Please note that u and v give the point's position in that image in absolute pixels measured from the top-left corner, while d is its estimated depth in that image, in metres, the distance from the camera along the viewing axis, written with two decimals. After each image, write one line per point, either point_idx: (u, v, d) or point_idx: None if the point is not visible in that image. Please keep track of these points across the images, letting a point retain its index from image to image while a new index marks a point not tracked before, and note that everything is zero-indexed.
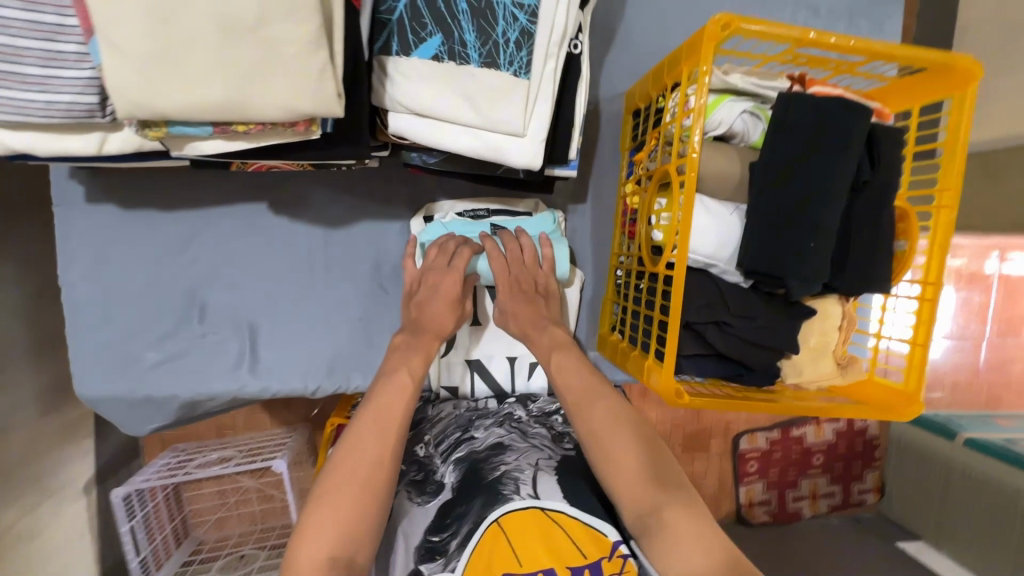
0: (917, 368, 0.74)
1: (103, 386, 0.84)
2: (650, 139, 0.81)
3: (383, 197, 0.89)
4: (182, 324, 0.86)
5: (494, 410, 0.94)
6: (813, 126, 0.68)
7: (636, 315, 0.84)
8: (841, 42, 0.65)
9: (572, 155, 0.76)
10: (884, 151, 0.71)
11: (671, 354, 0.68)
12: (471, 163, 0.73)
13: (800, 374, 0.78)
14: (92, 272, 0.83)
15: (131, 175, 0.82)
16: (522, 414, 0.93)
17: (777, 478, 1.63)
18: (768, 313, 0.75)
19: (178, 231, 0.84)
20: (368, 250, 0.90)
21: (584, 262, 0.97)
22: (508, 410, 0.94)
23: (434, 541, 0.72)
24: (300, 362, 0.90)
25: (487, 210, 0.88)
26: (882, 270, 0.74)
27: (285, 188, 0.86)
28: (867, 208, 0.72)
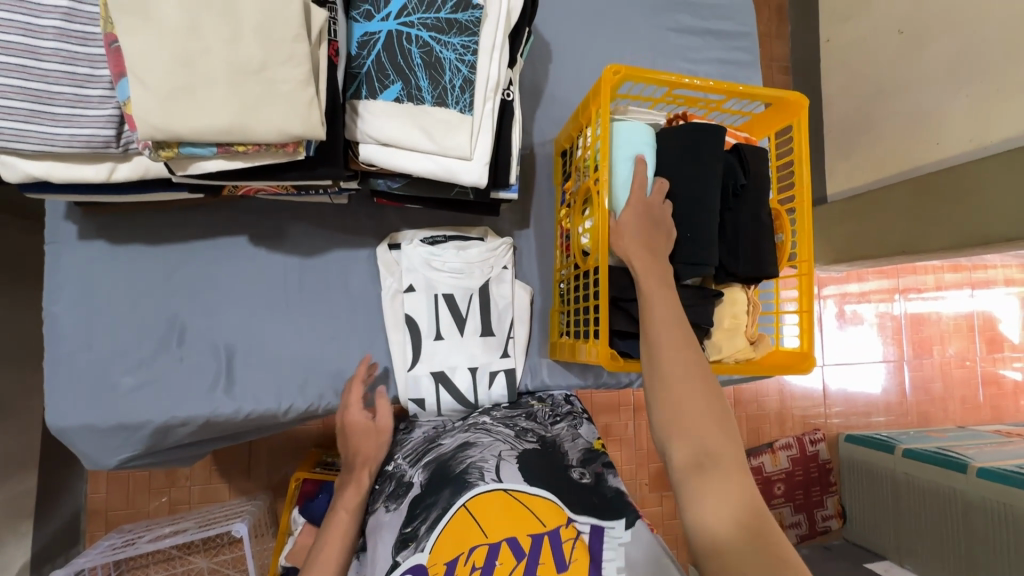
0: (809, 332, 0.89)
1: (75, 413, 0.86)
2: (574, 168, 0.99)
3: (352, 228, 1.02)
4: (160, 349, 0.91)
5: (461, 422, 0.97)
6: (682, 152, 0.88)
7: (578, 313, 0.97)
8: (705, 84, 0.86)
9: (512, 179, 0.92)
10: (751, 163, 0.92)
11: (603, 329, 0.82)
12: (428, 186, 0.88)
13: (719, 351, 0.92)
14: (76, 303, 0.89)
15: (122, 215, 0.92)
16: (488, 420, 0.96)
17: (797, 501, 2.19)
18: (683, 294, 0.90)
19: (163, 263, 0.93)
20: (338, 275, 1.01)
21: (532, 279, 1.10)
22: (475, 418, 0.97)
23: (407, 531, 0.78)
24: (275, 381, 0.95)
25: (445, 236, 1.02)
26: (769, 254, 0.91)
27: (263, 223, 0.98)
28: (746, 205, 0.91)
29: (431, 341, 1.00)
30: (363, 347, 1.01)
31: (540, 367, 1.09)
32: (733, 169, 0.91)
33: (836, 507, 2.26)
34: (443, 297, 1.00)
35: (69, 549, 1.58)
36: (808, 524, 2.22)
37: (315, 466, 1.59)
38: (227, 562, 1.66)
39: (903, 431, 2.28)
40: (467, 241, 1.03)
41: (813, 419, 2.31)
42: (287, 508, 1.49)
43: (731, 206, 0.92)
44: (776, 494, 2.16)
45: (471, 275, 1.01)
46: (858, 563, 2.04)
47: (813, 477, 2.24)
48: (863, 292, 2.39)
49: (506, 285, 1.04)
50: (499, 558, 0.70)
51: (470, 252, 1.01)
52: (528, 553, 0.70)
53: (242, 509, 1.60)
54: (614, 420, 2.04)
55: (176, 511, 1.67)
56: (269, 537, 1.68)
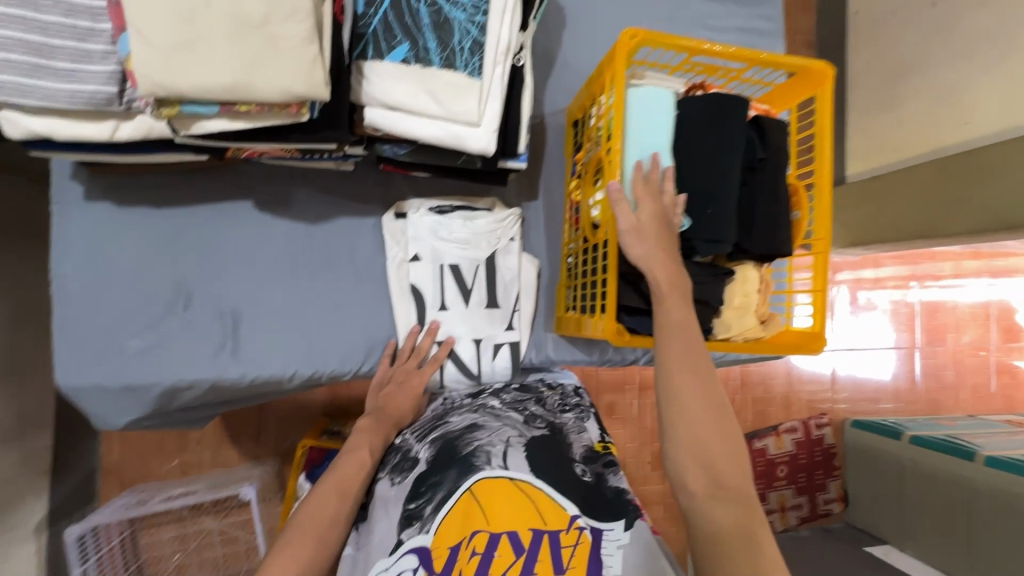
0: (821, 312, 0.87)
1: (84, 373, 0.87)
2: (586, 138, 0.96)
3: (359, 196, 1.00)
4: (167, 312, 0.91)
5: (468, 402, 0.98)
6: (700, 125, 0.86)
7: (585, 287, 0.96)
8: (726, 50, 0.82)
9: (522, 148, 0.90)
10: (770, 137, 0.89)
11: (611, 301, 0.80)
12: (436, 154, 0.86)
13: (728, 330, 0.91)
14: (83, 264, 0.89)
15: (128, 177, 0.92)
16: (495, 403, 0.97)
17: (804, 482, 2.22)
18: (693, 270, 0.89)
19: (169, 226, 0.93)
20: (344, 243, 1.00)
21: (540, 252, 1.09)
22: (482, 400, 0.98)
23: (411, 508, 0.78)
24: (280, 347, 0.95)
25: (452, 206, 1.01)
26: (784, 231, 0.89)
27: (269, 188, 0.97)
28: (762, 180, 0.89)
29: (437, 312, 1.00)
30: (368, 315, 1.00)
31: (546, 341, 1.09)
32: (753, 142, 0.88)
33: (838, 491, 2.26)
34: (449, 268, 0.99)
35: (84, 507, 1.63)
36: (810, 507, 2.22)
37: (322, 434, 1.62)
38: (237, 524, 1.71)
39: (912, 419, 2.26)
40: (474, 211, 1.02)
41: (820, 403, 2.30)
42: (294, 474, 1.52)
43: (748, 181, 0.89)
44: (779, 477, 2.18)
45: (478, 246, 1.00)
46: (858, 546, 2.05)
47: (816, 461, 2.25)
48: (878, 279, 2.35)
49: (513, 257, 1.03)
50: (497, 549, 0.71)
51: (477, 223, 0.99)
52: (527, 550, 0.71)
53: (250, 474, 1.64)
54: (619, 399, 2.05)
55: (187, 474, 1.71)
56: (277, 501, 1.72)
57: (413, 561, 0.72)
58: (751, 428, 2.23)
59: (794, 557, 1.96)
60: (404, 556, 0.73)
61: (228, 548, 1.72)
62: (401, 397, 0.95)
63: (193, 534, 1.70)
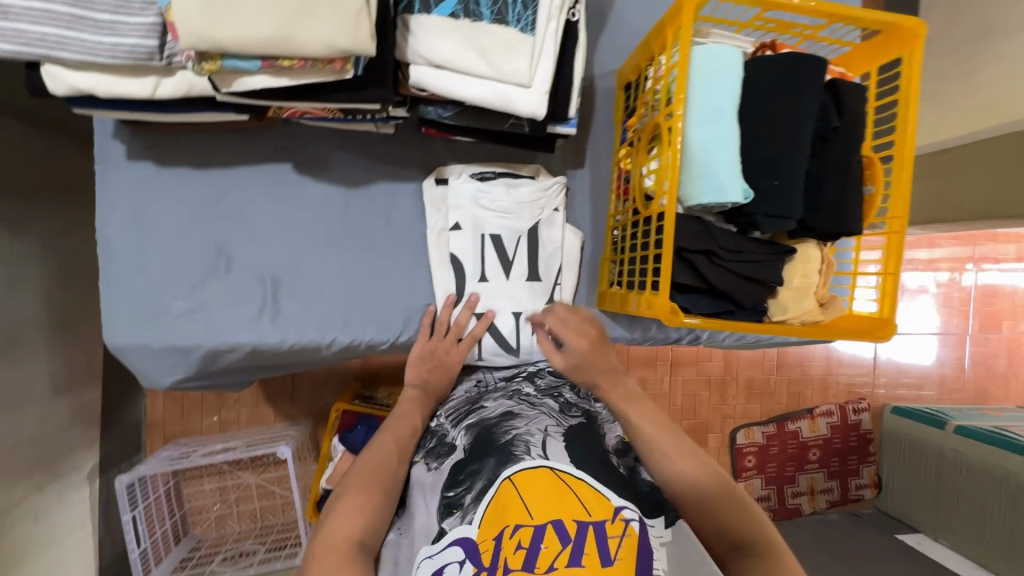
0: (890, 296, 0.80)
1: (129, 333, 0.88)
2: (640, 103, 0.90)
3: (398, 160, 0.97)
4: (208, 275, 0.91)
5: (502, 386, 0.95)
6: (770, 89, 0.79)
7: (632, 263, 0.92)
8: (805, 4, 0.74)
9: (572, 112, 0.84)
10: (848, 101, 0.81)
11: (665, 279, 0.75)
12: (481, 117, 0.82)
13: (784, 312, 0.85)
14: (127, 224, 0.89)
15: (168, 136, 0.90)
16: (530, 391, 0.93)
17: (836, 467, 2.15)
18: (754, 248, 0.83)
19: (209, 188, 0.92)
20: (383, 209, 0.97)
21: (583, 223, 1.04)
22: (516, 386, 0.95)
23: (450, 497, 0.75)
24: (319, 314, 0.94)
25: (494, 173, 0.97)
26: (855, 207, 0.82)
27: (308, 151, 0.94)
28: (835, 151, 0.81)
29: (476, 283, 0.97)
30: (407, 284, 0.98)
31: (586, 316, 1.05)
32: (828, 108, 0.81)
33: (872, 477, 2.20)
34: (489, 238, 0.96)
35: (132, 456, 1.72)
36: (841, 491, 2.17)
37: (354, 399, 1.65)
38: (273, 479, 1.79)
39: (956, 407, 2.17)
40: (518, 179, 0.97)
41: (858, 387, 2.22)
42: (328, 435, 1.55)
43: (817, 152, 0.82)
44: (811, 460, 2.13)
45: (521, 216, 0.96)
46: (889, 534, 2.01)
47: (851, 446, 2.17)
48: (931, 261, 2.21)
49: (556, 229, 0.99)
50: (543, 541, 0.65)
51: (521, 191, 0.95)
52: (574, 540, 0.65)
53: (286, 433, 1.68)
54: (650, 374, 2.05)
55: (226, 430, 1.77)
56: (311, 461, 1.77)
57: (459, 554, 0.69)
58: (785, 410, 2.18)
59: (821, 541, 1.94)
60: (449, 548, 0.70)
61: (265, 501, 1.81)
62: (443, 373, 0.94)
63: (232, 486, 1.78)
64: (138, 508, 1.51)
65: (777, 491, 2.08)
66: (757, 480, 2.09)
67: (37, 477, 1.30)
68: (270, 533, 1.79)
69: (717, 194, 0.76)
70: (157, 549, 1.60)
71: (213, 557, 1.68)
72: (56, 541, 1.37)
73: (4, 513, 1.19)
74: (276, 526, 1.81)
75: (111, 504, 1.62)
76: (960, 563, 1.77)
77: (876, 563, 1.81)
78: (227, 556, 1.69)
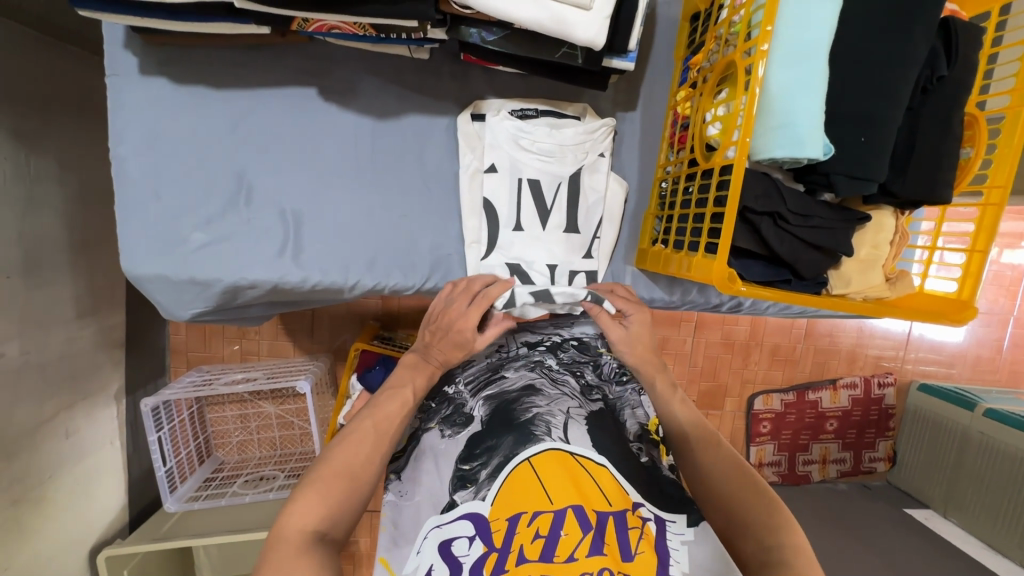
0: (973, 274, 0.72)
1: (147, 264, 0.84)
2: (709, 38, 0.79)
3: (431, 91, 0.88)
4: (229, 206, 0.86)
5: (524, 356, 0.94)
6: (872, 29, 0.68)
7: (683, 221, 0.84)
8: None
9: (632, 45, 0.75)
10: (962, 44, 0.69)
11: (725, 242, 0.68)
12: (529, 46, 0.72)
13: (846, 285, 0.78)
14: (141, 145, 0.83)
15: (183, 50, 0.82)
16: (552, 363, 0.93)
17: (853, 439, 2.12)
18: (825, 214, 0.74)
19: (228, 110, 0.84)
20: (413, 145, 0.90)
21: (629, 173, 0.95)
22: (538, 357, 0.94)
23: (465, 470, 0.74)
24: (342, 255, 0.89)
25: (536, 111, 0.88)
26: (946, 174, 0.72)
27: (334, 75, 0.86)
28: (935, 104, 0.71)
29: (511, 231, 0.90)
30: (437, 228, 0.92)
31: (622, 276, 0.99)
32: (936, 52, 0.69)
33: (886, 451, 2.16)
34: (527, 183, 0.88)
35: (157, 379, 1.76)
36: (853, 463, 2.14)
37: (373, 339, 1.65)
38: (292, 410, 1.83)
39: (987, 389, 2.09)
40: (562, 120, 0.89)
41: (887, 362, 2.16)
42: (346, 374, 1.56)
43: (914, 105, 0.72)
44: (827, 430, 2.10)
45: (563, 160, 0.88)
46: (897, 507, 2.00)
47: (870, 419, 2.13)
48: None
49: (600, 176, 0.91)
50: (564, 528, 0.68)
51: (565, 132, 0.87)
52: (595, 528, 0.68)
53: (306, 367, 1.70)
54: (673, 333, 2.02)
55: (247, 360, 1.80)
56: (329, 396, 1.79)
57: (469, 529, 0.69)
58: (807, 378, 2.14)
59: (827, 510, 1.95)
60: (458, 520, 0.70)
61: (284, 431, 1.85)
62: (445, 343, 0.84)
63: (253, 415, 1.83)
64: (163, 430, 1.55)
65: (788, 457, 2.08)
66: (769, 445, 2.09)
67: (64, 395, 1.33)
68: (287, 461, 1.84)
69: (794, 148, 0.67)
70: (181, 469, 1.66)
71: (235, 479, 1.75)
72: (86, 453, 1.43)
73: (35, 427, 1.23)
74: (293, 455, 1.86)
75: (138, 424, 1.67)
76: (967, 543, 1.77)
77: (883, 538, 1.82)
78: (248, 479, 1.76)
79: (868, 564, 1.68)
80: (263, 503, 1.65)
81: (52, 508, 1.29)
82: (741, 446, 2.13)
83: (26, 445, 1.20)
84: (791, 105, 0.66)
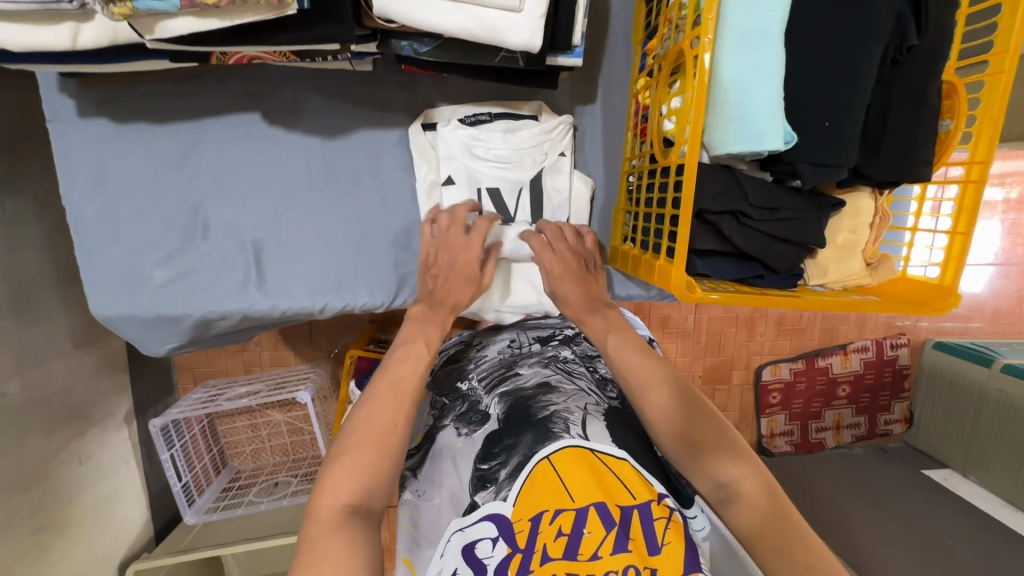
0: (957, 258, 0.67)
1: (114, 305, 0.84)
2: (662, 22, 0.74)
3: (380, 103, 0.85)
4: (187, 242, 0.85)
5: (538, 351, 0.89)
6: (826, 3, 0.63)
7: (648, 219, 0.80)
8: None
9: (577, 40, 0.70)
10: (933, 9, 0.63)
11: (680, 249, 0.64)
12: (468, 52, 0.68)
13: (824, 275, 0.74)
14: (92, 188, 0.82)
15: (120, 86, 0.80)
16: (567, 355, 0.87)
17: (867, 403, 2.07)
18: (796, 204, 0.69)
19: (175, 144, 0.83)
20: (368, 161, 0.87)
21: (594, 169, 0.92)
22: (553, 351, 0.88)
23: (484, 469, 0.70)
24: (308, 280, 0.88)
25: (490, 115, 0.84)
26: (924, 151, 0.67)
27: (278, 96, 0.83)
28: (906, 78, 0.66)
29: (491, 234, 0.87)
30: (401, 243, 0.90)
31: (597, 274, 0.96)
32: (906, 19, 0.63)
33: (903, 413, 2.10)
34: (486, 192, 0.86)
35: (166, 397, 1.80)
36: (870, 426, 2.10)
37: (369, 344, 1.66)
38: (299, 416, 1.85)
39: (1007, 342, 2.01)
40: (519, 121, 0.85)
41: (899, 322, 2.09)
42: (344, 381, 1.57)
43: (885, 78, 0.66)
44: (840, 396, 2.05)
45: (521, 165, 0.85)
46: (914, 469, 1.97)
47: (884, 382, 2.07)
48: (1000, 176, 1.93)
49: (563, 176, 0.87)
50: (587, 526, 0.64)
51: (520, 136, 0.84)
52: (618, 524, 0.64)
53: (308, 375, 1.72)
54: (673, 312, 1.98)
55: (252, 371, 1.82)
56: (332, 400, 1.81)
57: (492, 530, 0.65)
58: (816, 345, 2.08)
59: (842, 477, 1.93)
60: (480, 523, 0.66)
61: (294, 436, 1.89)
62: (454, 278, 0.80)
63: (263, 424, 1.86)
64: (174, 448, 1.60)
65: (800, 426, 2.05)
66: (779, 415, 2.06)
67: (75, 424, 1.37)
68: (300, 466, 1.88)
69: (752, 142, 0.62)
70: (197, 482, 1.72)
71: (251, 487, 1.81)
72: (104, 476, 1.48)
73: (47, 459, 1.27)
74: (305, 459, 1.90)
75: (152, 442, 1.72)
76: (988, 503, 1.73)
77: (901, 503, 1.79)
78: (264, 487, 1.80)
79: (884, 533, 1.67)
80: (279, 509, 1.70)
81: (75, 532, 1.34)
82: (752, 418, 2.11)
83: (40, 477, 1.25)
84: (746, 99, 0.62)
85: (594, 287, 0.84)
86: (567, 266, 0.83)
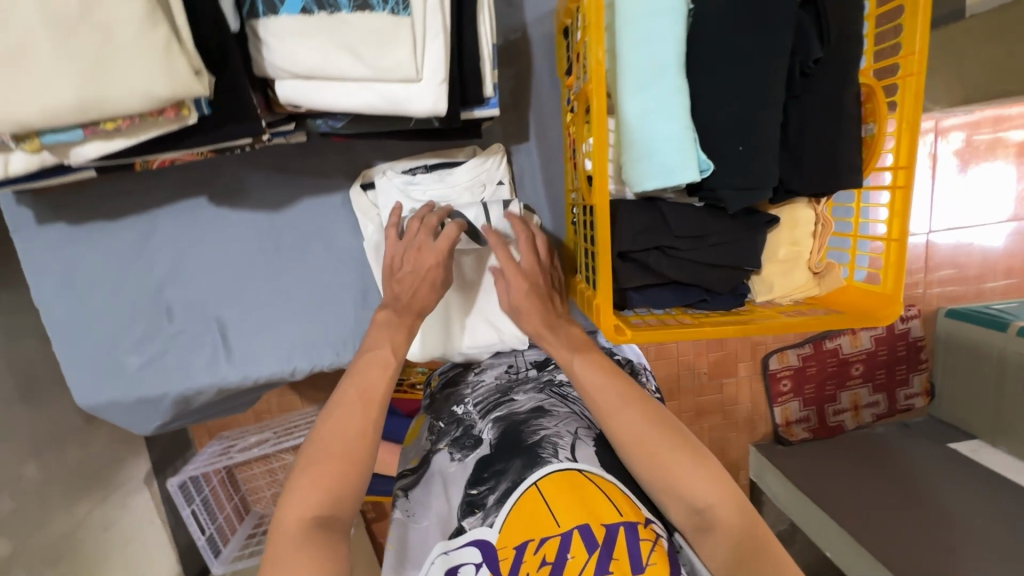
0: (895, 265, 0.65)
1: (94, 394, 0.88)
2: (574, 60, 0.74)
3: (319, 171, 0.87)
4: (154, 327, 0.89)
5: (534, 377, 0.88)
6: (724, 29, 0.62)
7: (587, 254, 0.81)
8: None
9: (489, 91, 0.71)
10: (832, 22, 0.62)
11: (604, 293, 0.65)
12: (380, 122, 0.69)
13: (769, 292, 0.74)
14: (60, 288, 0.86)
15: (71, 191, 0.84)
16: (563, 379, 0.86)
17: (884, 379, 1.92)
18: (727, 226, 0.69)
19: (131, 236, 0.86)
20: (317, 226, 0.89)
21: (539, 204, 0.92)
22: (549, 375, 0.88)
23: (473, 494, 0.69)
24: (273, 347, 0.90)
25: (425, 167, 0.86)
26: (850, 159, 0.65)
27: (221, 178, 0.86)
28: (818, 90, 0.65)
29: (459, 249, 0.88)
30: (359, 299, 0.92)
31: None
32: (807, 35, 0.62)
33: (923, 385, 1.95)
34: None
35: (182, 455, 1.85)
36: (889, 404, 1.96)
37: None
38: None
39: None
40: (454, 167, 0.86)
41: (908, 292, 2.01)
42: None
43: (798, 92, 0.66)
44: (854, 376, 1.91)
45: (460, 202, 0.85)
46: (941, 444, 1.83)
47: (898, 356, 1.91)
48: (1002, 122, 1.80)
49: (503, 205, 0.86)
50: (570, 552, 0.61)
51: (455, 175, 0.85)
52: (602, 546, 0.60)
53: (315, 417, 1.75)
54: None
55: (262, 419, 1.85)
56: None
57: (475, 556, 0.64)
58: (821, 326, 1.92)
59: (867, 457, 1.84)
60: (466, 548, 0.65)
61: None
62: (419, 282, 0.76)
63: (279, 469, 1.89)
64: (193, 503, 1.64)
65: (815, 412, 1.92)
66: (793, 403, 1.93)
67: (94, 495, 1.43)
68: None
69: (665, 176, 0.62)
70: (222, 532, 1.77)
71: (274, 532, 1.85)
72: (129, 539, 1.54)
73: (69, 532, 1.33)
74: None
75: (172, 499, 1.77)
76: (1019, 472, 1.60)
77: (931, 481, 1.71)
78: None
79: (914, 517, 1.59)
80: None
81: None
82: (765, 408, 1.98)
83: (64, 550, 1.30)
84: (651, 137, 0.62)
85: (555, 305, 0.80)
86: (534, 285, 0.79)
